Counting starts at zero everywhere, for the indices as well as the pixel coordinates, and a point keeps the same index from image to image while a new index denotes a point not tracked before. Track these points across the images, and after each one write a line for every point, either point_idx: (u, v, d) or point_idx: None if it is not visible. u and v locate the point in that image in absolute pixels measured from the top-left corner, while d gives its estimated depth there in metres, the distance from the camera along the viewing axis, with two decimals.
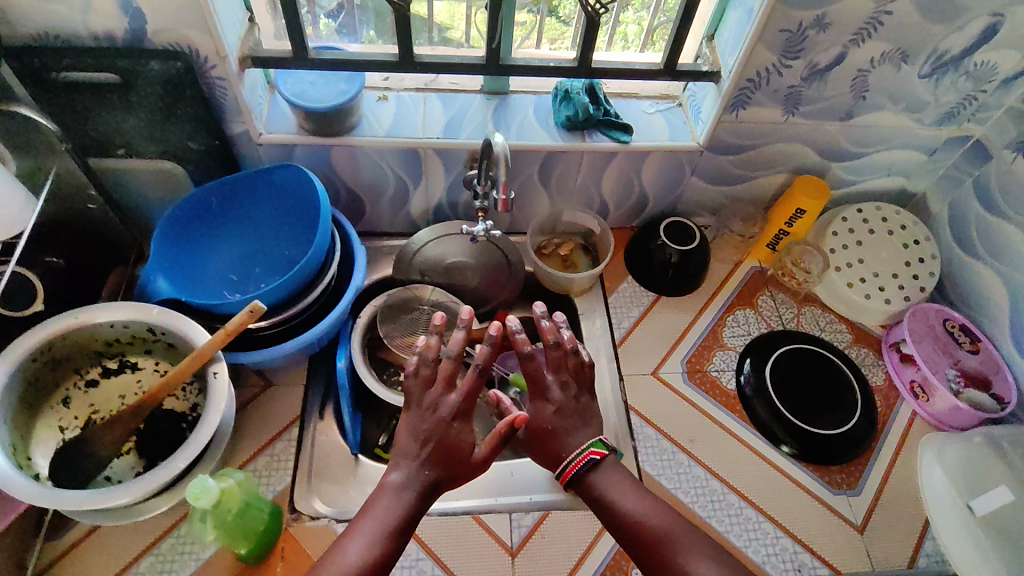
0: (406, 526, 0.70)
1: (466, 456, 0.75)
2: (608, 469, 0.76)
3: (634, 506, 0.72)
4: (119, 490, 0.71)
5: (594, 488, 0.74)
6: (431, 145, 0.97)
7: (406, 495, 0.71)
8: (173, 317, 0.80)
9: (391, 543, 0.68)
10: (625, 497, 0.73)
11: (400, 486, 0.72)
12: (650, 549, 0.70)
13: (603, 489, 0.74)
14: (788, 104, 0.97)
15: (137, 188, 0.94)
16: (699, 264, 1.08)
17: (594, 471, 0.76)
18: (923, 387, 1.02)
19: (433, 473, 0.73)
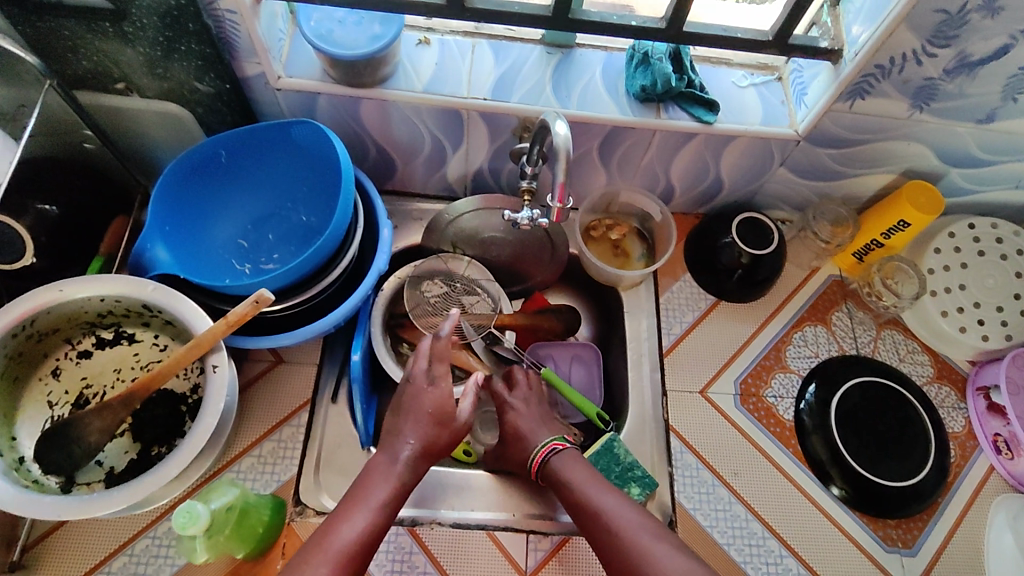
0: (389, 517, 0.67)
1: (445, 436, 0.72)
2: (567, 454, 0.78)
3: (585, 490, 0.73)
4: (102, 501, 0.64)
5: (554, 474, 0.76)
6: (477, 108, 0.82)
7: (393, 484, 0.68)
8: (170, 297, 0.70)
9: (377, 535, 0.65)
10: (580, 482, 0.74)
11: (383, 471, 0.69)
12: (594, 527, 0.70)
13: (562, 474, 0.76)
14: (918, 98, 0.78)
15: (141, 126, 0.83)
16: (772, 269, 0.94)
17: (558, 456, 0.77)
18: (1009, 442, 0.90)
19: (416, 460, 0.70)
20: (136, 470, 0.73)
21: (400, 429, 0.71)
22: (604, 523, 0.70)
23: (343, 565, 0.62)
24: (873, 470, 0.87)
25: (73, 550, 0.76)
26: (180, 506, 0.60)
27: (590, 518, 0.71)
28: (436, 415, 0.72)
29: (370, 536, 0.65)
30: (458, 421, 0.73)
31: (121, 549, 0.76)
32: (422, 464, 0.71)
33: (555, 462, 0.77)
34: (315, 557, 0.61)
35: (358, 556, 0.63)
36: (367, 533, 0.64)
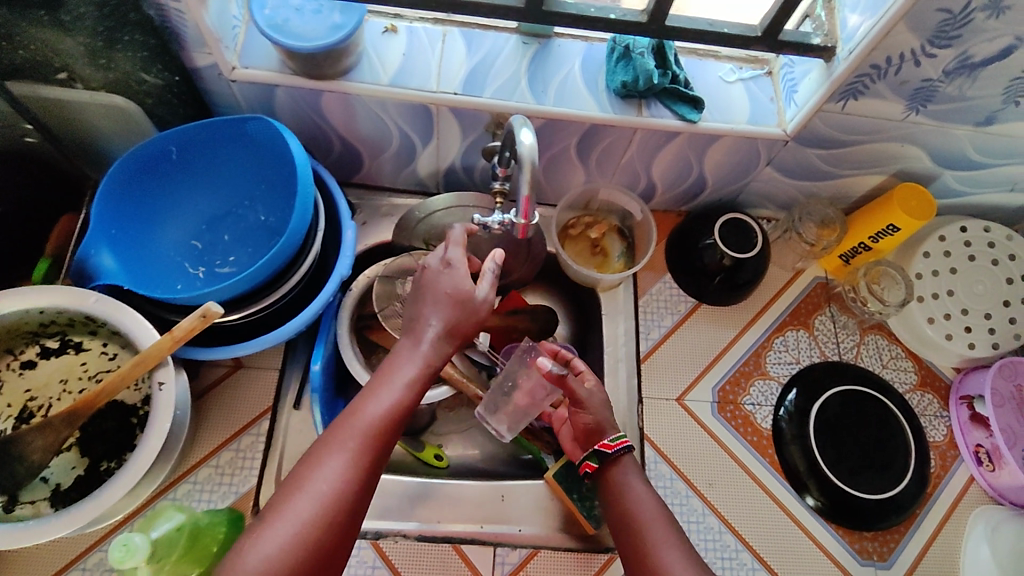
0: (418, 394, 0.65)
1: (468, 319, 0.68)
2: (637, 467, 0.74)
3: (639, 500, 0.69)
4: (48, 525, 0.63)
5: (616, 474, 0.72)
6: (447, 102, 0.76)
7: (423, 363, 0.65)
8: (113, 308, 0.66)
9: (405, 410, 0.63)
10: (635, 484, 0.71)
11: (412, 350, 0.66)
12: (633, 537, 0.66)
13: (624, 479, 0.72)
14: (914, 100, 0.73)
15: (83, 118, 0.76)
16: (755, 273, 0.90)
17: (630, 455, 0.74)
18: (991, 454, 0.88)
19: (447, 343, 0.67)
20: (84, 487, 0.70)
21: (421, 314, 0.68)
22: (646, 538, 0.65)
23: (372, 440, 0.60)
24: (850, 482, 0.85)
25: (22, 566, 0.73)
26: (116, 539, 0.58)
27: (631, 529, 0.67)
28: (456, 295, 0.68)
29: (400, 410, 0.62)
30: (480, 303, 0.69)
31: (71, 565, 0.73)
32: (450, 346, 0.68)
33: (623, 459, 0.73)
34: (345, 428, 0.60)
35: (386, 430, 0.61)
36: (396, 409, 0.62)
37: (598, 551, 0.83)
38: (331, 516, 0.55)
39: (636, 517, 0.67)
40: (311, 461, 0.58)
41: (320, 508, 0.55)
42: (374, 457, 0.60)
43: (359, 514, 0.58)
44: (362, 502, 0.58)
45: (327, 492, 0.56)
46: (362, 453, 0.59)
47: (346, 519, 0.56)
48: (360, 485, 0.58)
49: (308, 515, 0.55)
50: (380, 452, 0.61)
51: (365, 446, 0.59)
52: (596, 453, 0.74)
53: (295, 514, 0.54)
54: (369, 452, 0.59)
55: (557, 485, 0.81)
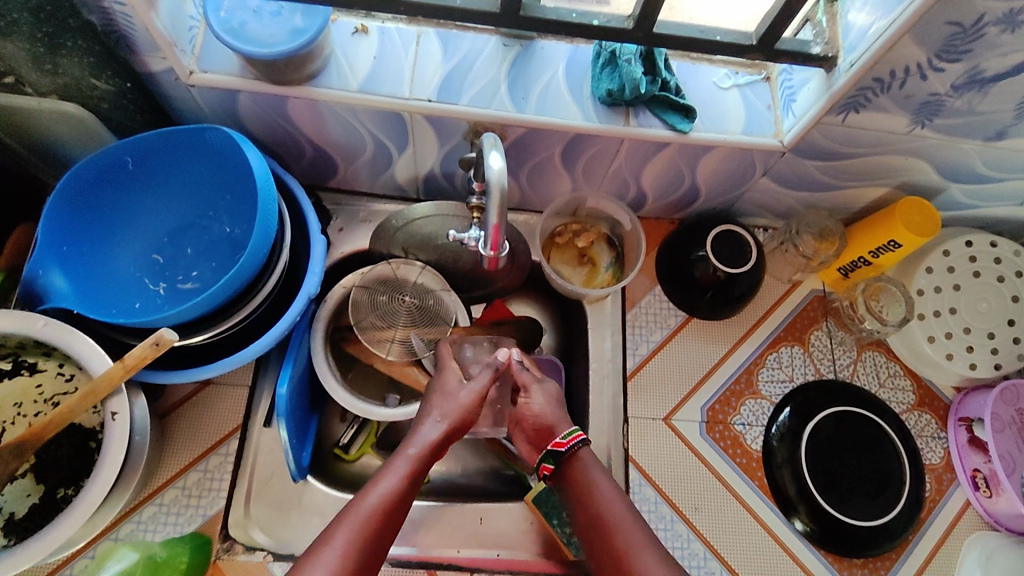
0: (416, 483, 0.63)
1: (463, 422, 0.70)
2: (597, 461, 0.69)
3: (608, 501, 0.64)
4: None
5: (579, 472, 0.67)
6: (421, 111, 0.72)
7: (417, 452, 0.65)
8: (64, 332, 0.63)
9: (406, 499, 0.60)
10: (603, 485, 0.65)
11: (407, 446, 0.65)
12: (605, 540, 0.61)
13: (588, 477, 0.67)
14: (920, 114, 0.68)
15: (36, 125, 0.71)
16: (748, 288, 0.86)
17: (587, 449, 0.69)
18: (988, 480, 0.85)
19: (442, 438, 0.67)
20: (40, 515, 0.67)
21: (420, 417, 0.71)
22: (617, 538, 0.60)
23: (371, 529, 0.56)
24: (841, 508, 0.82)
25: None
26: None
27: (602, 531, 0.61)
28: (447, 396, 0.72)
29: (400, 499, 0.60)
30: (466, 394, 0.72)
31: None
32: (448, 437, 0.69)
33: (583, 455, 0.68)
34: (342, 517, 0.56)
35: (387, 521, 0.57)
36: (395, 497, 0.59)
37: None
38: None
39: (604, 517, 0.62)
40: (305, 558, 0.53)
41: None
42: (373, 549, 0.55)
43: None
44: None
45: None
46: (362, 544, 0.55)
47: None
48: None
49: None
50: (378, 545, 0.56)
51: (366, 535, 0.55)
52: (551, 453, 0.69)
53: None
54: (368, 544, 0.55)
55: (536, 510, 0.80)
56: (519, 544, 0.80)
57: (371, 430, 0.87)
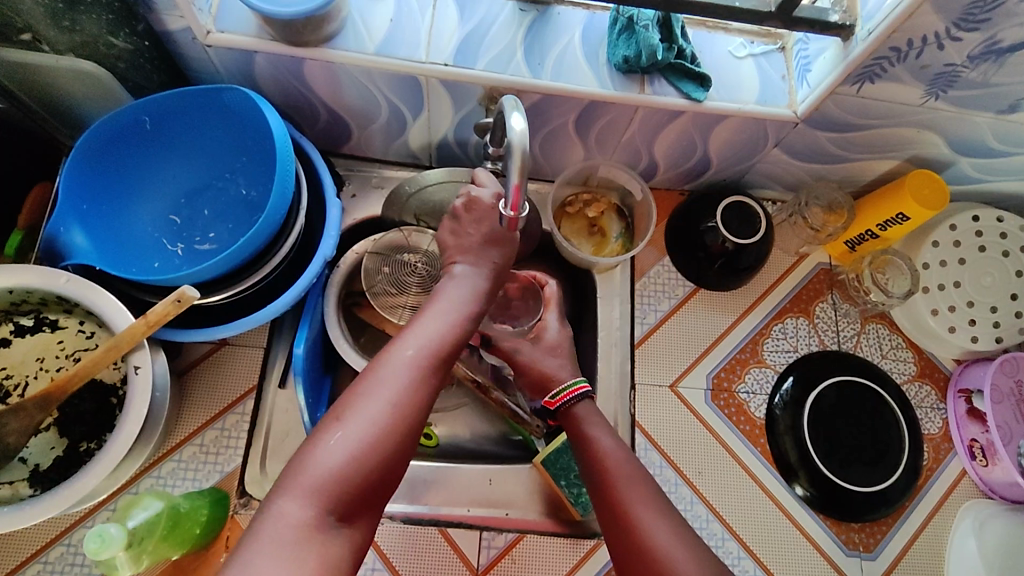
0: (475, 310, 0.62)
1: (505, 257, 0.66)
2: (596, 415, 0.71)
3: (613, 453, 0.66)
4: (24, 511, 0.62)
5: (578, 425, 0.69)
6: (437, 75, 0.72)
7: (472, 280, 0.63)
8: (85, 289, 0.64)
9: (464, 327, 0.60)
10: (604, 433, 0.68)
11: (463, 272, 0.63)
12: (606, 493, 0.63)
13: (586, 430, 0.69)
14: (934, 85, 0.69)
15: (55, 84, 0.72)
16: (756, 259, 0.87)
17: (589, 402, 0.72)
18: (985, 449, 0.87)
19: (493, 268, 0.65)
20: (64, 467, 0.69)
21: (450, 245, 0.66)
22: (620, 493, 0.62)
23: (432, 362, 0.56)
24: (842, 474, 0.84)
25: (5, 542, 0.72)
26: (92, 530, 0.57)
27: (606, 482, 0.64)
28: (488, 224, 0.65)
29: (457, 329, 0.59)
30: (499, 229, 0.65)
31: (57, 540, 0.73)
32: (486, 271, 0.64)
33: (581, 407, 0.71)
34: (399, 345, 0.56)
35: (445, 353, 0.57)
36: (453, 329, 0.59)
37: (586, 536, 0.82)
38: (387, 439, 0.51)
39: (610, 471, 0.65)
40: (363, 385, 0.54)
41: (377, 431, 0.51)
42: (434, 379, 0.56)
43: (415, 440, 0.54)
44: (419, 429, 0.54)
45: (385, 414, 0.52)
46: (423, 374, 0.55)
47: (401, 450, 0.52)
48: (418, 410, 0.54)
49: (364, 441, 0.50)
50: (436, 377, 0.56)
51: (426, 367, 0.55)
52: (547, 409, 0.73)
53: (347, 438, 0.50)
54: (427, 377, 0.55)
55: (545, 471, 0.81)
56: (527, 504, 0.82)
57: None
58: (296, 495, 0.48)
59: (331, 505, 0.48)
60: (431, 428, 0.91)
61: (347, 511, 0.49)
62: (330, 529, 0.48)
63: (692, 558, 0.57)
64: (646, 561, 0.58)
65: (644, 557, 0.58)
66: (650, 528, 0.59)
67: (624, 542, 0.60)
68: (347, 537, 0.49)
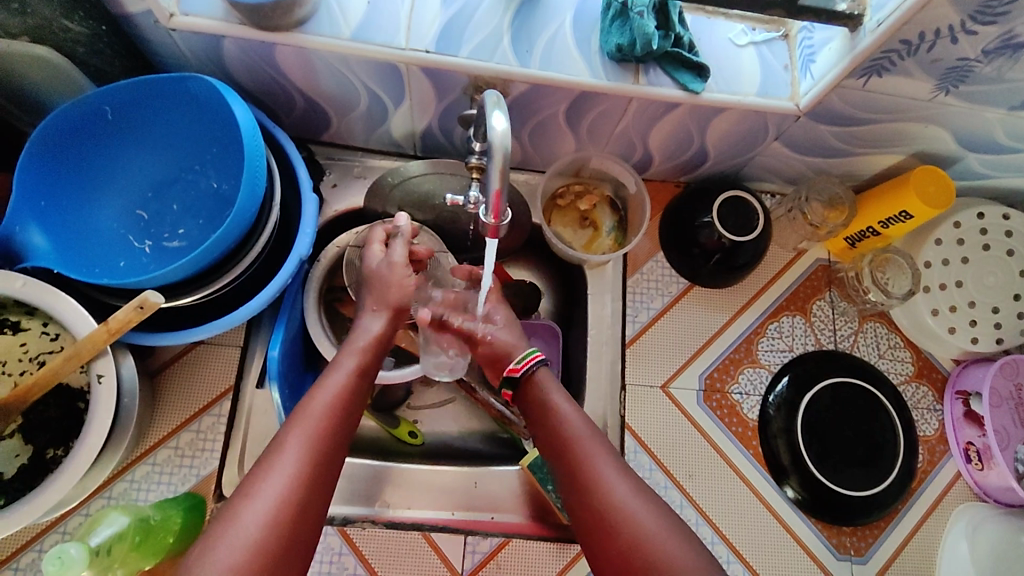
0: (362, 386, 0.64)
1: (404, 305, 0.72)
2: (555, 382, 0.71)
3: (563, 417, 0.66)
4: None
5: (536, 392, 0.69)
6: (418, 63, 0.68)
7: (361, 350, 0.67)
8: (46, 293, 0.61)
9: (348, 407, 0.61)
10: (556, 402, 0.68)
11: (352, 342, 0.68)
12: (563, 458, 0.63)
13: (544, 399, 0.68)
14: (946, 79, 0.65)
15: (8, 73, 0.67)
16: (752, 257, 0.84)
17: (545, 369, 0.71)
18: (981, 453, 0.85)
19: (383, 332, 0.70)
20: (30, 475, 0.66)
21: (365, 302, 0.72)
22: (576, 453, 0.63)
23: (316, 450, 0.56)
24: (834, 478, 0.82)
25: None
26: (51, 550, 0.55)
27: (561, 445, 0.64)
28: (381, 274, 0.71)
29: (341, 410, 0.60)
30: (386, 266, 0.71)
31: (29, 545, 0.71)
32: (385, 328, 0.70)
33: (540, 376, 0.71)
34: (290, 431, 0.56)
35: (332, 440, 0.58)
36: (337, 413, 0.59)
37: (574, 540, 0.80)
38: (273, 537, 0.50)
39: (562, 434, 0.65)
40: (246, 485, 0.53)
41: (263, 527, 0.50)
42: (321, 468, 0.55)
43: (309, 532, 0.53)
44: (311, 523, 0.53)
45: (275, 509, 0.51)
46: (308, 464, 0.54)
47: (290, 548, 0.51)
48: (308, 502, 0.53)
49: (247, 545, 0.49)
50: (331, 455, 0.57)
51: (316, 446, 0.56)
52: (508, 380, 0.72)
53: (228, 542, 0.48)
54: (320, 459, 0.56)
55: (531, 475, 0.79)
56: (513, 507, 0.80)
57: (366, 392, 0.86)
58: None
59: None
60: (416, 427, 0.88)
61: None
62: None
63: (645, 509, 0.57)
64: (602, 517, 0.58)
65: (600, 515, 0.58)
66: (605, 483, 0.59)
67: (581, 502, 0.60)
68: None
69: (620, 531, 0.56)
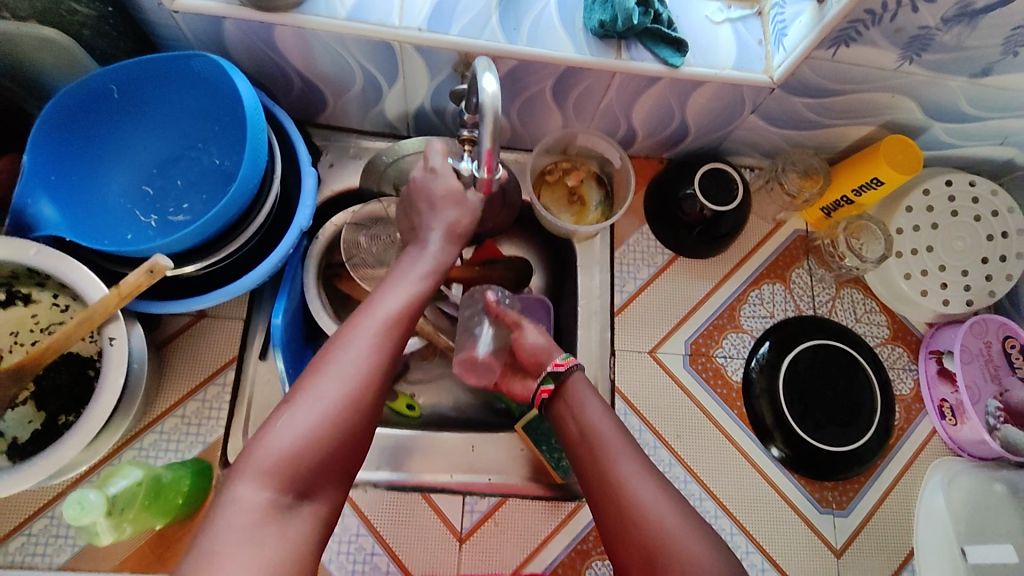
0: (428, 290, 0.66)
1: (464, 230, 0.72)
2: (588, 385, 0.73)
3: (598, 419, 0.68)
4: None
5: (573, 393, 0.71)
6: (411, 40, 0.71)
7: (434, 266, 0.68)
8: (57, 261, 0.64)
9: (414, 311, 0.64)
10: (590, 401, 0.70)
11: (418, 257, 0.68)
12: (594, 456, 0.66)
13: (579, 397, 0.71)
14: (909, 48, 0.69)
15: (18, 53, 0.70)
16: (734, 225, 0.88)
17: (580, 374, 0.73)
18: (954, 409, 0.89)
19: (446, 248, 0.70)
20: (42, 439, 0.69)
21: (423, 222, 0.71)
22: (608, 454, 0.65)
23: (383, 342, 0.60)
24: (816, 435, 0.86)
25: None
26: (70, 496, 0.58)
27: (592, 447, 0.66)
28: (450, 202, 0.71)
29: (406, 314, 0.63)
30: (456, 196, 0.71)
31: (42, 511, 0.74)
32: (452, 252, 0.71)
33: (574, 380, 0.72)
34: (361, 322, 0.60)
35: (396, 337, 0.61)
36: (404, 313, 0.63)
37: (566, 499, 0.83)
38: (343, 421, 0.55)
39: (595, 434, 0.67)
40: (316, 368, 0.58)
41: (334, 410, 0.55)
42: (385, 364, 0.59)
43: (371, 416, 0.58)
44: (373, 407, 0.58)
45: (342, 394, 0.56)
46: (374, 359, 0.59)
47: (355, 428, 0.56)
48: (373, 388, 0.58)
49: (320, 422, 0.54)
50: (396, 346, 0.61)
51: (385, 337, 0.60)
52: (551, 374, 0.73)
53: (302, 420, 0.54)
54: (388, 348, 0.60)
55: (526, 436, 0.82)
56: (509, 469, 0.83)
57: None
58: (258, 476, 0.52)
59: (293, 483, 0.52)
60: (414, 399, 0.91)
61: (311, 489, 0.54)
62: (293, 506, 0.52)
63: (677, 517, 0.60)
64: (624, 516, 0.61)
65: (630, 517, 0.61)
66: (633, 480, 0.63)
67: (611, 501, 0.62)
68: (312, 514, 0.53)
69: (641, 530, 0.60)
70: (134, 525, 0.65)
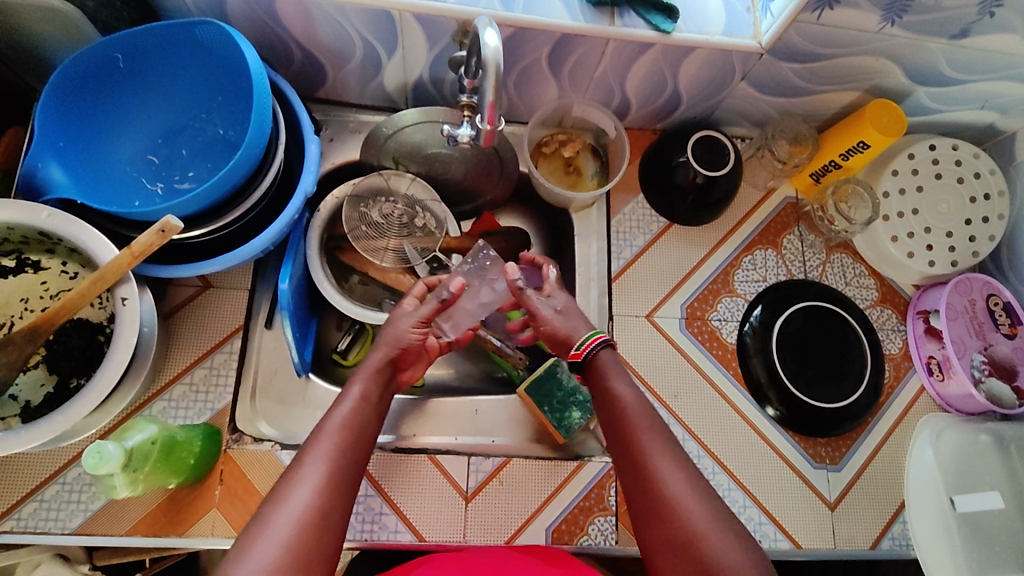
0: (373, 406, 0.64)
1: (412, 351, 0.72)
2: (619, 363, 0.71)
3: (629, 403, 0.66)
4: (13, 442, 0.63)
5: (602, 373, 0.70)
6: (410, 8, 0.73)
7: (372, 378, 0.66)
8: (68, 223, 0.65)
9: (362, 426, 0.61)
10: (623, 381, 0.69)
11: (361, 370, 0.67)
12: (626, 440, 0.64)
13: (609, 376, 0.69)
14: (890, 10, 0.72)
15: (25, 23, 0.71)
16: (726, 191, 0.90)
17: (609, 350, 0.72)
18: (941, 365, 0.92)
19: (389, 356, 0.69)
20: (54, 402, 0.70)
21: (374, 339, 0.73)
22: (637, 440, 0.63)
23: (335, 463, 0.56)
24: (809, 393, 0.88)
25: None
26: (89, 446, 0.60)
27: (626, 428, 0.65)
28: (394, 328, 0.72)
29: (355, 430, 0.60)
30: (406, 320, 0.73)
31: (52, 479, 0.75)
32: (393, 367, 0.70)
33: (606, 356, 0.71)
34: (312, 449, 0.57)
35: (349, 458, 0.58)
36: (352, 430, 0.60)
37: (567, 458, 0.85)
38: (301, 547, 0.51)
39: (631, 417, 0.65)
40: (270, 504, 0.53)
41: (289, 539, 0.51)
42: (341, 484, 0.56)
43: (334, 544, 0.53)
44: (335, 536, 0.53)
45: (298, 525, 0.52)
46: (328, 482, 0.55)
47: (315, 557, 0.51)
48: (330, 511, 0.54)
49: (276, 556, 0.50)
50: (350, 465, 0.58)
51: (335, 456, 0.57)
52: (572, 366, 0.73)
53: (256, 560, 0.49)
54: (342, 469, 0.57)
55: (529, 399, 0.86)
56: None
57: (366, 339, 0.91)
58: None
59: None
60: None
61: None
62: None
63: (700, 506, 0.58)
64: (661, 507, 0.59)
65: (662, 510, 0.58)
66: (667, 475, 0.60)
67: (642, 489, 0.61)
68: None
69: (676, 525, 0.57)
70: (146, 480, 0.67)
